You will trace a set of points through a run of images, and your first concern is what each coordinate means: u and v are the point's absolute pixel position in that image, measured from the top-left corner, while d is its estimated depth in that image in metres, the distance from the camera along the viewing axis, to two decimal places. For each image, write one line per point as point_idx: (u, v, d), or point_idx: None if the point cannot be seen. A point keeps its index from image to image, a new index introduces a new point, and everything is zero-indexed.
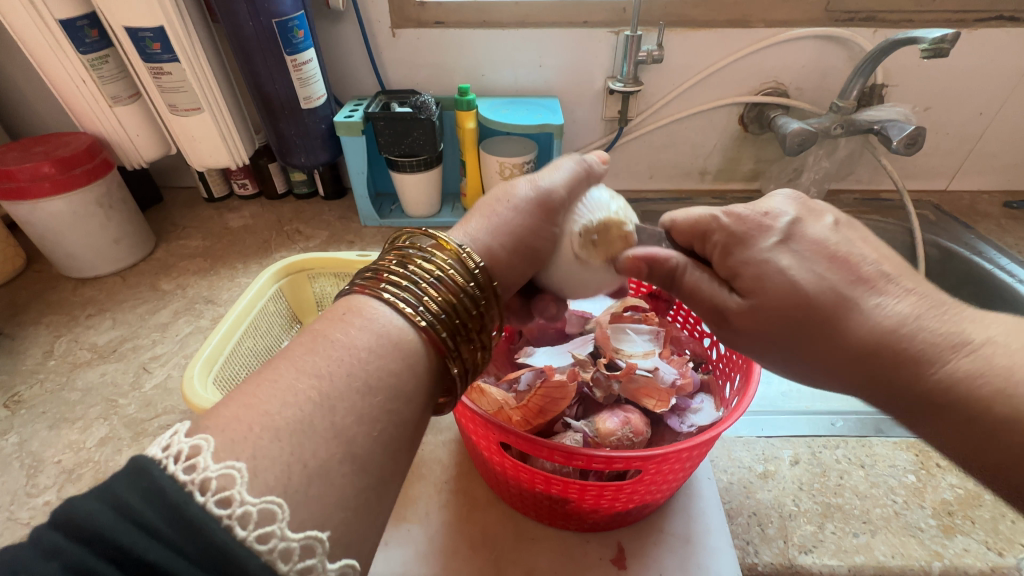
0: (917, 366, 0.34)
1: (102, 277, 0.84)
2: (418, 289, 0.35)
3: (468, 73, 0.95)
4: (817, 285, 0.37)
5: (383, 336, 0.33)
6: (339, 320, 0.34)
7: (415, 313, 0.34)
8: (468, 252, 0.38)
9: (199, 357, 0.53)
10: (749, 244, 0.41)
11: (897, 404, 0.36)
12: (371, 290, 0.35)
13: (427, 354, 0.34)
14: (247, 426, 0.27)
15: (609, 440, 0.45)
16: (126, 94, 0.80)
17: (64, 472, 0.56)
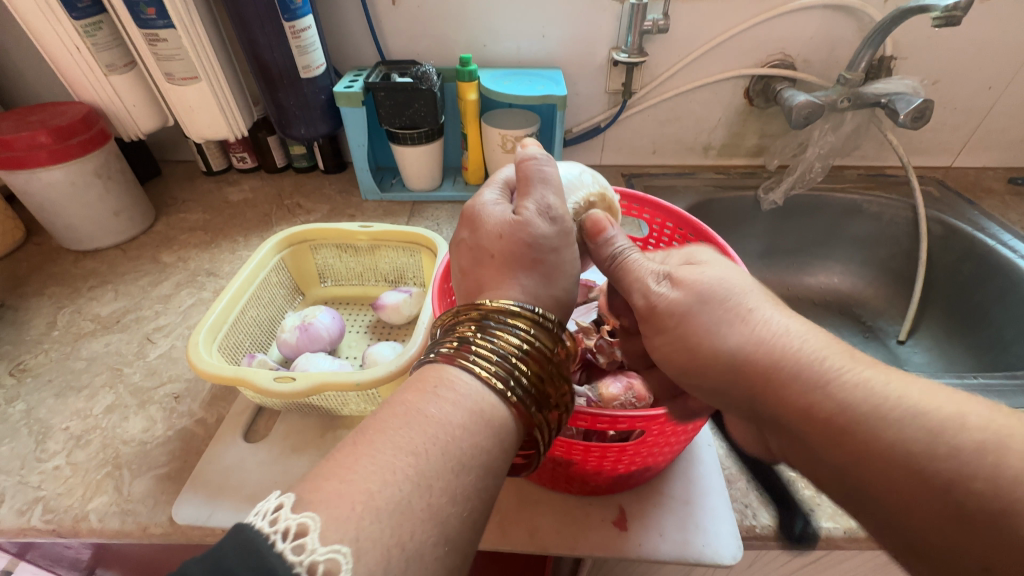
0: (815, 381, 0.35)
1: (103, 250, 0.84)
2: (507, 362, 0.35)
3: (469, 42, 0.93)
4: (742, 293, 0.40)
5: (470, 407, 0.32)
6: (422, 391, 0.33)
7: (506, 387, 0.34)
8: (550, 320, 0.38)
9: (203, 324, 0.53)
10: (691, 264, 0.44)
11: (798, 423, 0.36)
12: (455, 360, 0.35)
13: (517, 429, 0.34)
14: (348, 504, 0.26)
15: (611, 404, 0.46)
16: (121, 63, 0.79)
17: (73, 437, 0.56)
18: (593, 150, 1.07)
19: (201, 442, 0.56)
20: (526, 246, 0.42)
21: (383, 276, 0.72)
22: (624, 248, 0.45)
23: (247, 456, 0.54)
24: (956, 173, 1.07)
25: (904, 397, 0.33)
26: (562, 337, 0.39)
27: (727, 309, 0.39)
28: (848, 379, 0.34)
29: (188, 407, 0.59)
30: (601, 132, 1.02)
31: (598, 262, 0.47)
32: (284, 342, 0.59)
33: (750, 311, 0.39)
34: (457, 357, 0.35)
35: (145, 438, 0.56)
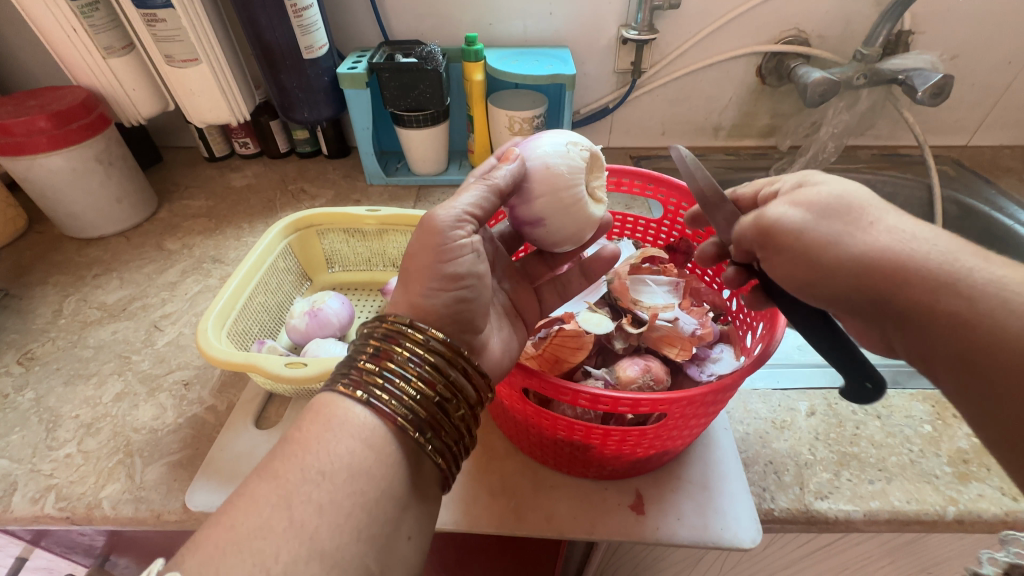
0: (946, 299, 0.33)
1: (107, 238, 0.83)
2: (360, 370, 0.37)
3: (475, 21, 0.91)
4: (858, 205, 0.38)
5: (344, 429, 0.35)
6: (302, 417, 0.36)
7: (356, 393, 0.36)
8: (399, 318, 0.38)
9: (211, 310, 0.52)
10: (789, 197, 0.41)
11: (910, 324, 0.34)
12: (339, 384, 0.37)
13: (380, 427, 0.35)
14: (217, 546, 0.30)
15: (629, 387, 0.45)
16: (119, 45, 0.77)
17: (83, 426, 0.56)
18: (601, 132, 1.05)
19: (211, 429, 0.55)
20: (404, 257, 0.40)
21: (391, 261, 0.71)
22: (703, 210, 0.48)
23: (259, 442, 0.54)
24: (973, 152, 1.05)
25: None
26: (418, 332, 0.38)
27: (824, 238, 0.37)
28: (974, 290, 0.32)
29: (198, 394, 0.59)
30: (610, 112, 1.00)
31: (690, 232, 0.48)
32: (293, 329, 0.58)
33: (864, 221, 0.37)
34: (344, 381, 0.37)
35: (156, 426, 0.56)
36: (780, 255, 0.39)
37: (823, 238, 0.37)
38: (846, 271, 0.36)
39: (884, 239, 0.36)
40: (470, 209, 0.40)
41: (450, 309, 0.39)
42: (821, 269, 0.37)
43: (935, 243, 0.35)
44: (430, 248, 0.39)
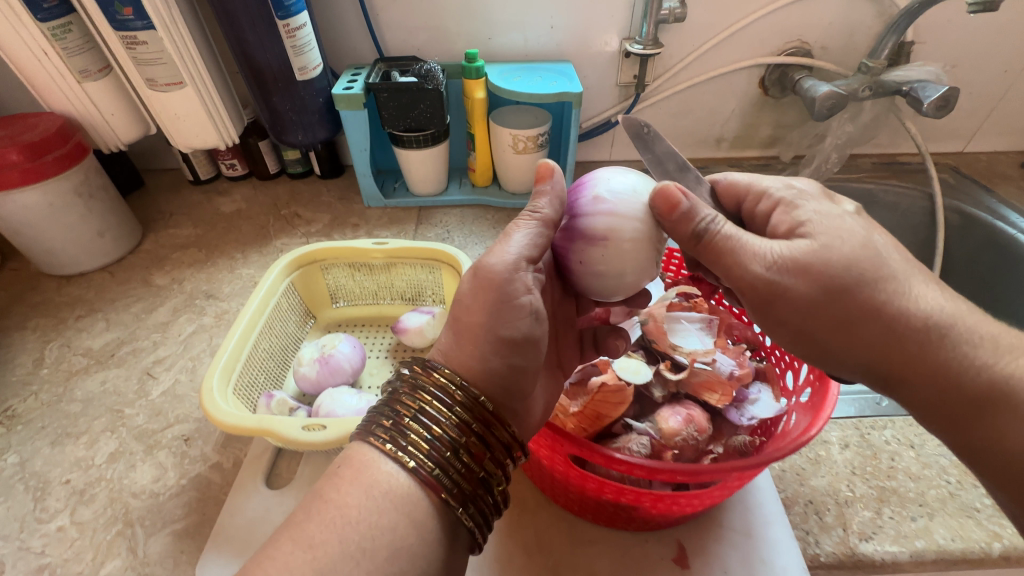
0: (979, 360, 0.35)
1: (89, 274, 0.77)
2: (401, 429, 0.34)
3: (474, 36, 0.87)
4: (886, 262, 0.36)
5: (383, 497, 0.32)
6: (336, 475, 0.33)
7: (400, 455, 0.33)
8: (447, 374, 0.36)
9: (216, 367, 0.48)
10: (824, 209, 0.39)
11: (928, 396, 0.36)
12: (378, 441, 0.34)
13: (423, 496, 0.33)
14: None
15: (674, 441, 0.42)
16: (95, 68, 0.72)
17: (75, 493, 0.51)
18: (603, 146, 1.02)
19: (218, 491, 0.51)
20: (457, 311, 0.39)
21: (399, 294, 0.67)
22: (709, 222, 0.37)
23: (272, 504, 0.50)
24: (969, 158, 1.05)
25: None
26: (467, 392, 0.36)
27: (881, 268, 0.36)
28: (1009, 358, 0.34)
29: (201, 450, 0.55)
30: (612, 126, 0.98)
31: (680, 241, 0.38)
32: (303, 378, 0.55)
33: (897, 282, 0.36)
34: (383, 438, 0.34)
35: (157, 489, 0.52)
36: (831, 263, 0.36)
37: (877, 266, 0.36)
38: (882, 302, 0.36)
39: (925, 292, 0.37)
40: (522, 254, 0.38)
41: (500, 373, 0.37)
42: (868, 292, 0.36)
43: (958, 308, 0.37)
44: (488, 301, 0.37)
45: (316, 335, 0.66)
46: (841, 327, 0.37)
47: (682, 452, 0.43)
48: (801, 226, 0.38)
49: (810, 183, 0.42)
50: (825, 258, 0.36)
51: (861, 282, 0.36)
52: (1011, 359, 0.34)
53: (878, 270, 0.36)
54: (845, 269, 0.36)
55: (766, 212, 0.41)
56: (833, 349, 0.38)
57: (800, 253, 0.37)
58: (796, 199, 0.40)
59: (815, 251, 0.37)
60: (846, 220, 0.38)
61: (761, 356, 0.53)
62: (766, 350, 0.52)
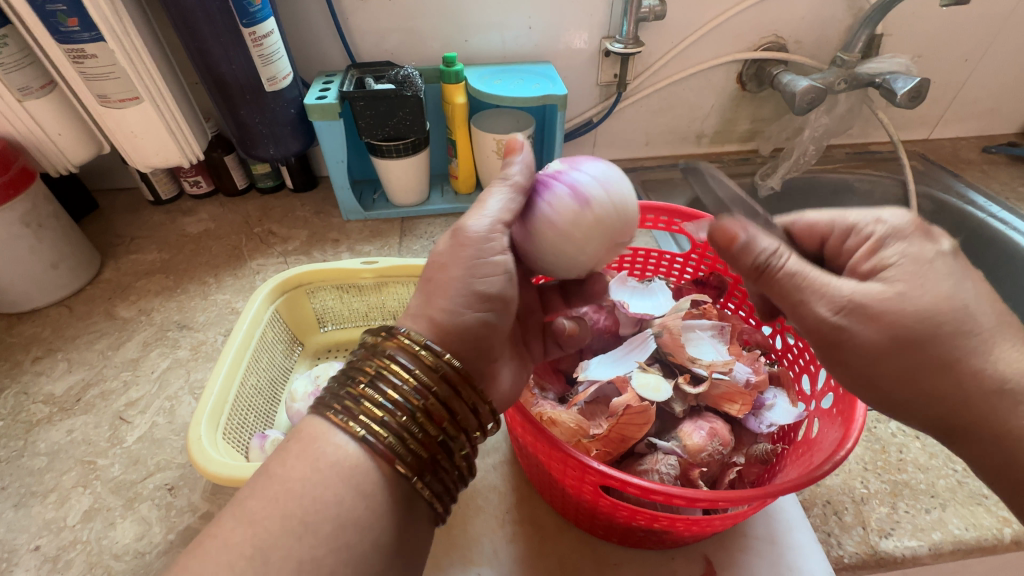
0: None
1: (43, 310, 0.71)
2: (357, 396, 0.33)
3: (449, 38, 0.84)
4: (973, 320, 0.34)
5: (331, 468, 0.31)
6: (286, 449, 0.32)
7: (353, 425, 0.32)
8: (409, 336, 0.34)
9: (202, 412, 0.44)
10: (909, 251, 0.36)
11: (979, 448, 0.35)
12: (330, 408, 0.33)
13: (376, 467, 0.31)
14: None
15: (700, 458, 0.41)
16: (37, 84, 0.65)
17: (48, 560, 0.46)
18: (584, 146, 1.01)
19: None
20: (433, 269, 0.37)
21: (391, 314, 0.64)
22: (769, 255, 0.38)
23: None
24: (934, 145, 1.09)
25: None
26: (428, 352, 0.34)
27: (959, 323, 0.34)
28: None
29: (188, 500, 0.50)
30: (594, 127, 0.97)
31: (744, 272, 0.40)
32: (297, 414, 0.51)
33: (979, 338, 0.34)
34: (336, 406, 0.32)
35: (141, 548, 0.47)
36: (908, 317, 0.34)
37: (960, 323, 0.34)
38: (949, 359, 0.34)
39: (1005, 351, 0.34)
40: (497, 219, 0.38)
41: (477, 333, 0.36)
42: (935, 349, 0.34)
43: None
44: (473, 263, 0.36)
45: (305, 363, 0.62)
46: (904, 378, 0.36)
47: (709, 468, 0.42)
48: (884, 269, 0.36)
49: (902, 214, 0.39)
50: (900, 308, 0.34)
51: (932, 335, 0.34)
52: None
53: (957, 325, 0.34)
54: (919, 322, 0.34)
55: (854, 247, 0.40)
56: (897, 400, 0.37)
57: (877, 301, 0.35)
58: (888, 235, 0.37)
59: (889, 301, 0.35)
60: (936, 266, 0.35)
61: (774, 360, 0.52)
62: (777, 354, 0.52)
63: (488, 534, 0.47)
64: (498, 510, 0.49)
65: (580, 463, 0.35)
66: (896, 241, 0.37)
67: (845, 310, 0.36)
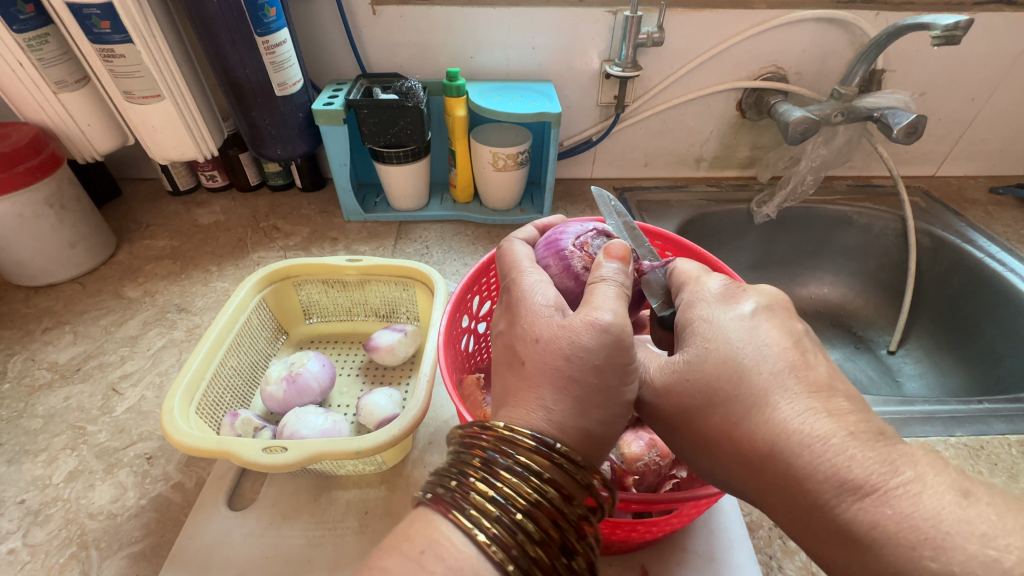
0: (826, 495, 0.30)
1: (59, 285, 0.76)
2: (506, 518, 0.30)
3: (456, 54, 0.88)
4: (749, 373, 0.34)
5: None
6: (412, 563, 0.28)
7: (506, 558, 0.28)
8: (561, 454, 0.32)
9: (178, 386, 0.48)
10: (707, 315, 0.39)
11: (813, 531, 0.31)
12: (461, 522, 0.29)
13: None
14: None
15: (635, 466, 0.44)
16: (72, 79, 0.71)
17: (29, 513, 0.50)
18: (584, 163, 1.04)
19: (179, 512, 0.51)
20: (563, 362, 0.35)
21: (373, 310, 0.67)
22: None
23: (234, 526, 0.49)
24: (939, 182, 1.08)
25: (931, 534, 0.27)
26: (580, 473, 0.33)
27: (737, 386, 0.35)
28: (858, 497, 0.29)
29: (163, 470, 0.54)
30: (593, 145, 1.00)
31: None
32: (269, 396, 0.54)
33: (759, 402, 0.34)
34: (468, 522, 0.29)
35: (115, 510, 0.50)
36: (686, 383, 0.37)
37: (733, 383, 0.35)
38: (723, 420, 0.35)
39: (785, 409, 0.33)
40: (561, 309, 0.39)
41: (596, 443, 0.35)
42: (716, 414, 0.35)
43: (827, 425, 0.32)
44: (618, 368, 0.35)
45: (288, 351, 0.65)
46: (708, 443, 0.36)
47: (645, 477, 0.44)
48: (687, 333, 0.39)
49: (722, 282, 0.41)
50: (689, 375, 0.37)
51: (711, 403, 0.35)
52: (858, 499, 0.29)
53: (734, 386, 0.35)
54: (697, 393, 0.36)
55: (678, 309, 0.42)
56: (699, 466, 0.38)
57: (670, 372, 0.38)
58: (696, 301, 0.41)
59: (678, 372, 0.37)
60: (712, 327, 0.38)
61: None
62: None
63: None
64: None
65: None
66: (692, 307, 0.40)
67: (654, 392, 0.38)
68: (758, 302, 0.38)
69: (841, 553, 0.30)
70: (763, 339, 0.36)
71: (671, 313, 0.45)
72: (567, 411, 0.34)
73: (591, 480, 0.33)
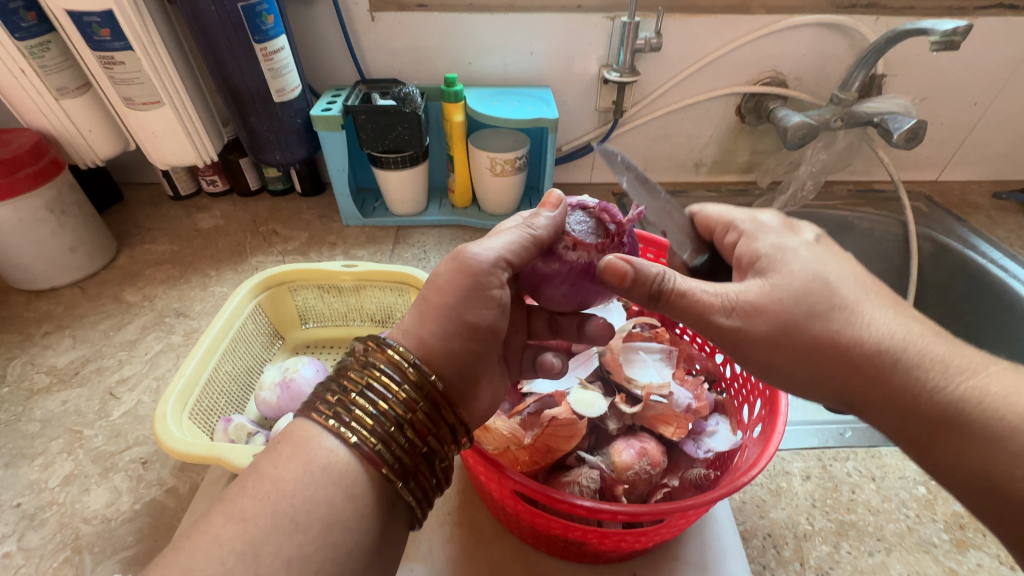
0: (933, 381, 0.34)
1: (59, 289, 0.77)
2: (354, 405, 0.33)
3: (454, 60, 0.88)
4: (839, 288, 0.38)
5: (322, 471, 0.31)
6: (274, 451, 0.32)
7: (346, 431, 0.32)
8: (397, 352, 0.35)
9: (171, 391, 0.48)
10: (780, 242, 0.41)
11: (906, 421, 0.35)
12: (320, 416, 0.33)
13: (366, 475, 0.32)
14: None
15: (626, 475, 0.44)
16: (74, 85, 0.72)
17: (25, 517, 0.51)
18: (583, 168, 1.04)
19: (172, 516, 0.51)
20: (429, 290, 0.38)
21: (369, 316, 0.67)
22: (660, 279, 0.38)
23: None
24: (942, 187, 1.07)
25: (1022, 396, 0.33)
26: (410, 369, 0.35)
27: (831, 299, 0.37)
28: (964, 377, 0.34)
29: (157, 474, 0.54)
30: (592, 150, 0.99)
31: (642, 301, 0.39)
32: (263, 402, 0.55)
33: (858, 312, 0.37)
34: (325, 413, 0.33)
35: (109, 514, 0.51)
36: (783, 301, 0.38)
37: (828, 298, 0.37)
38: (825, 328, 0.37)
39: (878, 316, 0.37)
40: (503, 254, 0.38)
41: (452, 353, 0.37)
42: (818, 325, 0.37)
43: (919, 327, 0.37)
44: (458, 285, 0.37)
45: (284, 356, 0.66)
46: (803, 358, 0.37)
47: (635, 486, 0.44)
48: (759, 260, 0.41)
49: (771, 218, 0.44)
50: (777, 296, 0.38)
51: (809, 316, 0.37)
52: (965, 379, 0.34)
53: (830, 300, 0.37)
54: (798, 308, 0.37)
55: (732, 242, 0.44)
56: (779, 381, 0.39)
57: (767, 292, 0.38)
58: (759, 232, 0.43)
59: (768, 292, 0.38)
60: (793, 253, 0.40)
61: (721, 389, 0.54)
62: (726, 382, 0.54)
63: (427, 533, 0.49)
64: (440, 512, 0.50)
65: (499, 469, 0.38)
66: (755, 238, 0.42)
67: (740, 314, 0.38)
68: (815, 233, 0.43)
69: (937, 435, 0.34)
70: (837, 263, 0.39)
71: (704, 261, 0.47)
72: (416, 320, 0.37)
73: (423, 378, 0.35)
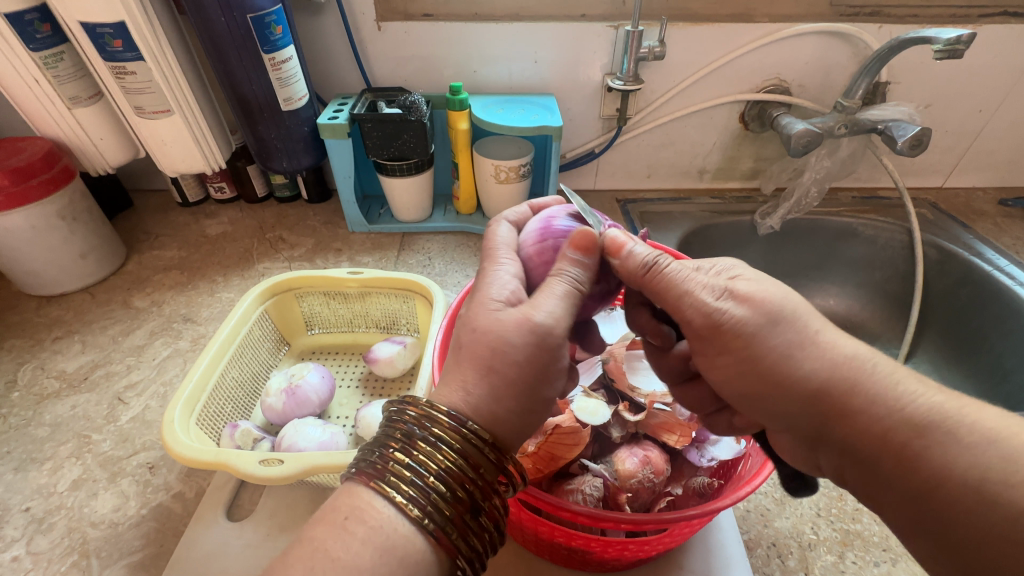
0: (902, 432, 0.32)
1: (69, 295, 0.78)
2: (421, 486, 0.31)
3: (459, 68, 0.89)
4: (816, 327, 0.36)
5: (396, 563, 0.29)
6: (338, 528, 0.30)
7: (419, 519, 0.30)
8: (471, 430, 0.33)
9: (179, 398, 0.49)
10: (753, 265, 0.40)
11: (870, 471, 0.33)
12: (384, 490, 0.31)
13: (436, 562, 0.31)
14: None
15: (629, 483, 0.44)
16: (86, 95, 0.73)
17: (34, 521, 0.51)
18: (587, 175, 1.04)
19: (179, 521, 0.51)
20: (475, 343, 0.35)
21: (374, 322, 0.68)
22: (660, 261, 0.39)
23: (231, 537, 0.50)
24: (947, 194, 1.07)
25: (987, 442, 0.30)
26: (484, 447, 0.33)
27: (805, 335, 0.35)
28: (942, 432, 0.31)
29: (164, 479, 0.55)
30: (596, 157, 1.00)
31: (633, 276, 0.40)
32: (269, 408, 0.55)
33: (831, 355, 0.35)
34: (390, 488, 0.31)
35: (116, 519, 0.51)
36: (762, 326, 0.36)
37: (802, 338, 0.35)
38: (778, 354, 0.35)
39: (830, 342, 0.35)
40: (569, 321, 0.37)
41: (514, 423, 0.35)
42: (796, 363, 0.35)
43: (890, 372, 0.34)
44: (535, 361, 0.35)
45: (290, 361, 0.66)
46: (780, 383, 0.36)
47: (638, 494, 0.44)
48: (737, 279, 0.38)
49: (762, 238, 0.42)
50: (749, 324, 0.36)
51: (785, 355, 0.35)
52: (946, 435, 0.31)
53: (806, 338, 0.35)
54: (782, 348, 0.35)
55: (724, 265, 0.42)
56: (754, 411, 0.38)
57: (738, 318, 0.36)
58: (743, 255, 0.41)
59: (738, 317, 0.36)
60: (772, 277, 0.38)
61: None
62: None
63: None
64: None
65: None
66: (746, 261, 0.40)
67: (706, 328, 0.37)
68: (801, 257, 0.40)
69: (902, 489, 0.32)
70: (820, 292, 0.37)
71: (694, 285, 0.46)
72: (485, 390, 0.35)
73: (502, 458, 0.34)
